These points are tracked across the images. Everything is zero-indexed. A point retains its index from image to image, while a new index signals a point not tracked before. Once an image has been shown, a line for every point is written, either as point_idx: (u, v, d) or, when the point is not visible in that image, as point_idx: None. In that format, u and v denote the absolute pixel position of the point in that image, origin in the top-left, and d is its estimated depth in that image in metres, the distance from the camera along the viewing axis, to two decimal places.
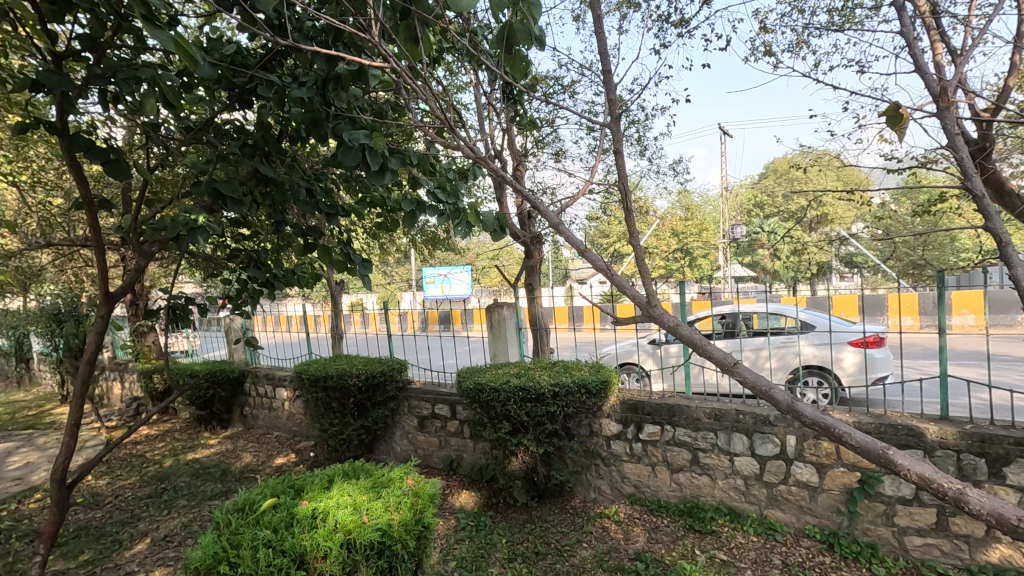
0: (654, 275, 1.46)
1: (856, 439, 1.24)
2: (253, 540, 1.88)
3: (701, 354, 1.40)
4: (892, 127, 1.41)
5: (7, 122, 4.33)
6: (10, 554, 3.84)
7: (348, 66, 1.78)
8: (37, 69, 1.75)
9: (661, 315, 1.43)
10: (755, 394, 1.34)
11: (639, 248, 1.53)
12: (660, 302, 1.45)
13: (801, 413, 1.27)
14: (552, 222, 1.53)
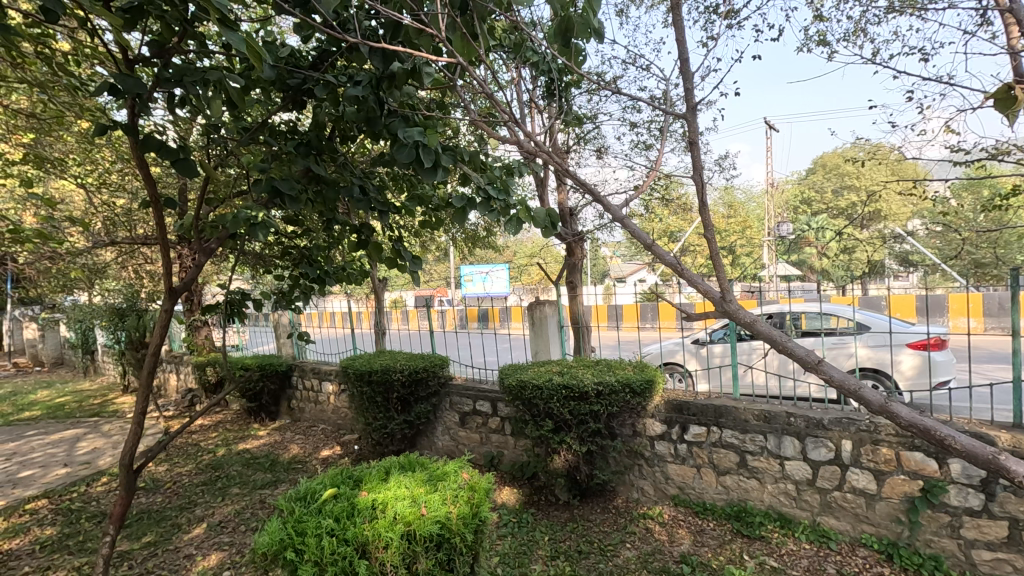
0: (729, 271, 1.47)
1: (961, 443, 1.25)
2: (317, 528, 1.95)
3: (780, 350, 1.39)
4: (1002, 109, 1.27)
5: (77, 128, 4.61)
6: (81, 534, 4.08)
7: (403, 65, 1.80)
8: (114, 74, 1.83)
9: (737, 311, 1.45)
10: (842, 394, 1.33)
11: (713, 245, 1.53)
12: (736, 298, 1.47)
13: (897, 413, 1.28)
14: (622, 219, 1.53)
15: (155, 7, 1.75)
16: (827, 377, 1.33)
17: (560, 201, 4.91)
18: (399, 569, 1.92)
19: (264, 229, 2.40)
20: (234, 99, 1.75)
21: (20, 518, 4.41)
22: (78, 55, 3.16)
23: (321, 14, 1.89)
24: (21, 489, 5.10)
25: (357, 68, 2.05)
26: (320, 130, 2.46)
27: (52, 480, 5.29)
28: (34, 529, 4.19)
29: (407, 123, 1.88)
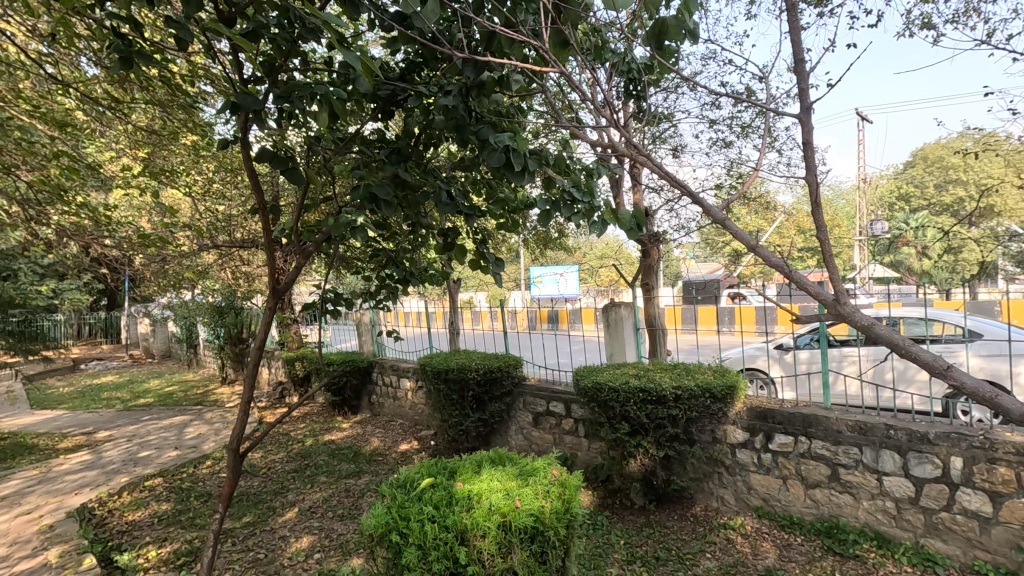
0: (843, 274, 1.52)
1: None
2: (419, 514, 2.07)
3: (906, 357, 1.47)
4: None
5: (187, 142, 5.08)
6: (191, 510, 4.50)
7: (493, 75, 1.86)
8: (234, 92, 2.00)
9: (850, 313, 1.51)
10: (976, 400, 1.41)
11: (827, 250, 1.60)
12: (849, 300, 1.51)
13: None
14: (724, 223, 1.61)
15: (270, 30, 1.91)
16: (959, 384, 1.43)
17: (636, 201, 4.86)
18: (495, 558, 2.00)
19: (364, 233, 2.56)
20: (341, 112, 1.87)
21: (141, 494, 4.92)
22: (193, 75, 3.48)
23: (417, 30, 1.98)
24: (140, 467, 5.69)
25: (447, 78, 2.14)
26: (408, 137, 2.57)
27: (165, 461, 5.86)
28: (153, 504, 4.67)
29: (496, 131, 1.94)
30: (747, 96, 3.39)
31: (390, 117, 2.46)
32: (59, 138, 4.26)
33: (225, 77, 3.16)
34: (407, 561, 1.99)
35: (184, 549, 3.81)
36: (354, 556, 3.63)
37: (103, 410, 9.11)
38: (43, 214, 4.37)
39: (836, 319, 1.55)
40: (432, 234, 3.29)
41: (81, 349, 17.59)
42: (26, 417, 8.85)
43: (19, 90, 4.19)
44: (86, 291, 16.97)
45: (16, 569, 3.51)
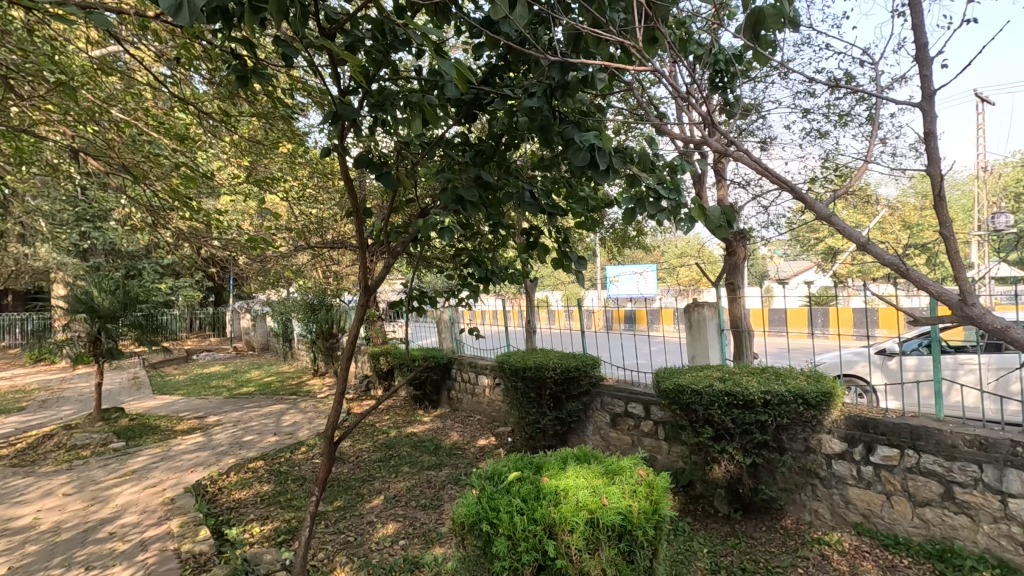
0: (969, 272, 1.41)
1: None
2: (508, 505, 2.13)
3: None
4: None
5: (285, 150, 5.49)
6: (289, 492, 4.86)
7: (579, 75, 1.87)
8: (334, 103, 2.14)
9: (979, 314, 1.39)
10: None
11: (950, 244, 1.48)
12: (978, 299, 1.39)
13: None
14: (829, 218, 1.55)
15: (366, 44, 2.02)
16: None
17: (720, 198, 4.68)
18: (582, 554, 2.01)
19: (450, 233, 2.65)
20: (432, 119, 1.95)
21: (245, 474, 5.38)
22: (293, 88, 3.75)
23: (505, 35, 2.02)
24: (245, 450, 6.21)
25: (532, 80, 2.17)
26: (491, 139, 2.62)
27: (266, 445, 6.36)
28: (256, 484, 5.08)
29: (581, 130, 1.95)
30: (846, 81, 3.16)
31: (474, 121, 2.53)
32: (180, 151, 4.74)
33: (321, 89, 3.38)
34: (497, 550, 2.05)
35: (283, 528, 4.12)
36: (436, 545, 3.78)
37: (212, 397, 10.02)
38: (167, 220, 4.89)
39: (962, 321, 1.42)
40: (512, 234, 3.36)
41: (194, 341, 19.43)
42: (150, 401, 9.92)
43: (147, 110, 4.70)
44: (198, 288, 18.74)
45: (145, 535, 3.96)
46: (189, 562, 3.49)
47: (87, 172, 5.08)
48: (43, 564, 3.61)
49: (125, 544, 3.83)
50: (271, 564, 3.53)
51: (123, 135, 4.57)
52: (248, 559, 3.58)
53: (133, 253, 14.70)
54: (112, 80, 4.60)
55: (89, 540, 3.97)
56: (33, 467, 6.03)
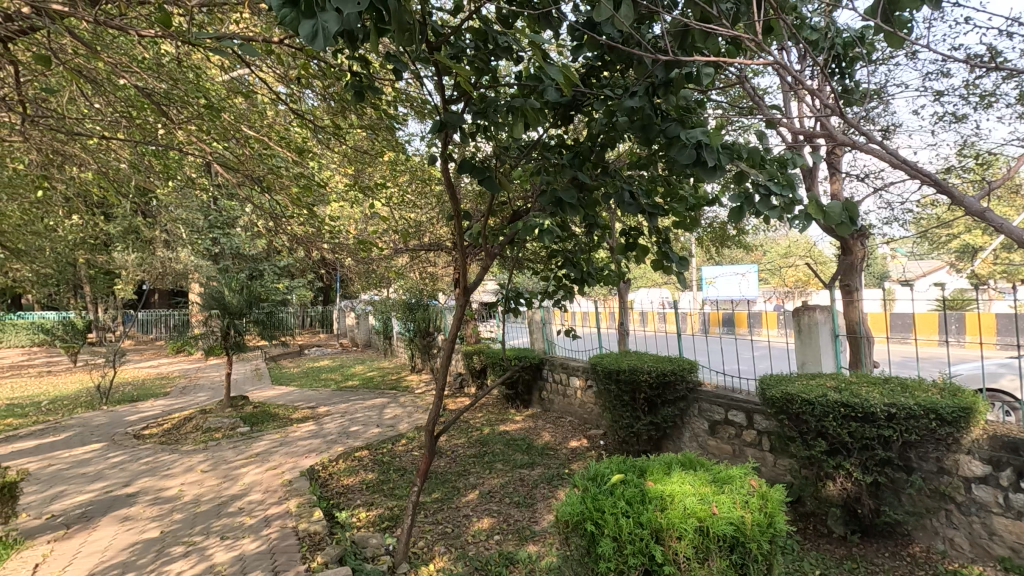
0: None
1: None
2: (613, 507, 2.12)
3: None
4: None
5: (388, 157, 5.81)
6: (391, 481, 5.14)
7: (683, 71, 1.83)
8: (442, 112, 2.25)
9: None
10: None
11: None
12: None
13: None
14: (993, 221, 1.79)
15: (468, 53, 2.10)
16: None
17: (834, 192, 4.32)
18: (691, 562, 1.97)
19: (549, 235, 2.67)
20: (535, 122, 1.99)
21: (352, 462, 5.77)
22: (397, 100, 3.96)
23: (607, 35, 2.02)
24: (352, 439, 6.66)
25: (632, 78, 2.14)
26: (590, 140, 2.60)
27: (371, 436, 6.77)
28: (361, 472, 5.43)
29: (684, 127, 1.89)
30: (995, 54, 2.79)
31: (570, 122, 2.53)
32: (297, 163, 5.17)
33: (422, 100, 3.53)
34: (603, 550, 2.06)
35: (387, 514, 4.36)
36: (530, 542, 3.83)
37: (322, 389, 10.85)
38: (287, 226, 5.36)
39: None
40: (607, 235, 3.32)
41: (306, 337, 21.17)
42: (269, 391, 10.93)
43: (270, 126, 5.17)
44: (309, 288, 20.34)
45: (268, 512, 4.36)
46: (305, 540, 3.81)
47: (221, 185, 5.69)
48: (187, 531, 4.11)
49: (252, 519, 4.25)
50: (376, 548, 3.77)
51: (251, 150, 5.06)
52: (356, 541, 3.83)
53: (255, 257, 16.24)
54: (241, 101, 5.10)
55: (223, 513, 4.44)
56: (178, 445, 6.86)
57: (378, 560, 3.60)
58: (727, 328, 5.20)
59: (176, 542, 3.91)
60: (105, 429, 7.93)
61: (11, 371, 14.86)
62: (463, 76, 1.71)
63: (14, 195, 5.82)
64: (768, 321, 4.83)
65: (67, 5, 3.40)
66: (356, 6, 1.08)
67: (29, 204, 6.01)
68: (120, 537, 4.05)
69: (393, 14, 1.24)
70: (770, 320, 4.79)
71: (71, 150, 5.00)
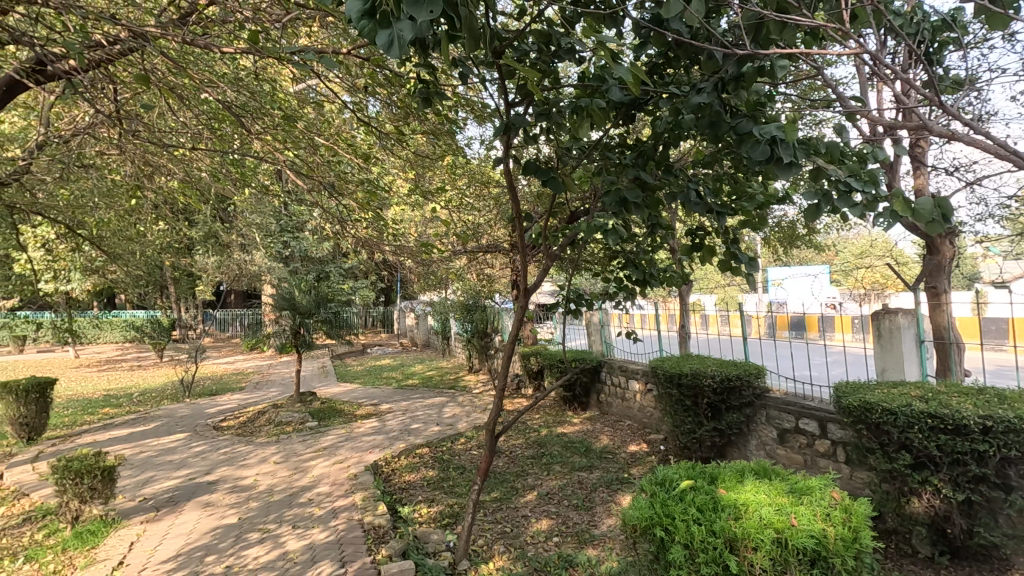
0: None
1: None
2: (685, 514, 2.16)
3: None
4: None
5: (448, 161, 5.94)
6: (451, 479, 5.24)
7: (755, 65, 1.76)
8: (507, 115, 2.27)
9: None
10: None
11: None
12: None
13: None
14: None
15: (531, 56, 2.14)
16: None
17: (919, 187, 4.03)
18: (768, 573, 1.97)
19: (612, 236, 2.64)
20: (599, 122, 1.98)
21: (413, 459, 5.92)
22: (457, 105, 4.02)
23: (674, 32, 1.99)
24: (413, 437, 6.83)
25: (699, 74, 2.09)
26: (653, 139, 2.54)
27: (431, 434, 6.92)
28: (422, 469, 5.55)
29: (756, 123, 1.83)
30: None
31: (632, 121, 2.51)
32: (362, 169, 5.36)
33: (482, 103, 3.58)
34: (674, 557, 2.08)
35: (447, 512, 4.44)
36: (589, 546, 3.80)
37: (384, 387, 11.19)
38: (352, 229, 5.57)
39: None
40: (670, 235, 3.24)
41: (368, 336, 21.91)
42: (335, 388, 11.39)
43: (337, 134, 5.39)
44: (371, 289, 21.04)
45: (336, 504, 4.55)
46: (370, 533, 3.94)
47: (292, 190, 5.98)
48: (262, 518, 4.34)
49: (321, 510, 4.44)
50: (438, 544, 3.85)
51: (321, 157, 5.30)
52: (418, 536, 3.93)
53: (321, 259, 16.97)
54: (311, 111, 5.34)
55: (294, 503, 4.67)
56: (252, 437, 7.26)
57: (440, 556, 3.67)
58: (797, 332, 4.91)
59: (252, 529, 4.15)
60: (188, 420, 8.51)
61: (108, 365, 16.21)
62: (530, 79, 1.73)
63: (112, 203, 6.36)
64: (841, 324, 4.56)
65: (158, 26, 3.68)
66: (431, 14, 1.10)
67: (124, 211, 6.55)
68: (202, 522, 4.34)
69: (463, 20, 1.26)
70: (844, 323, 4.52)
71: (161, 161, 5.41)
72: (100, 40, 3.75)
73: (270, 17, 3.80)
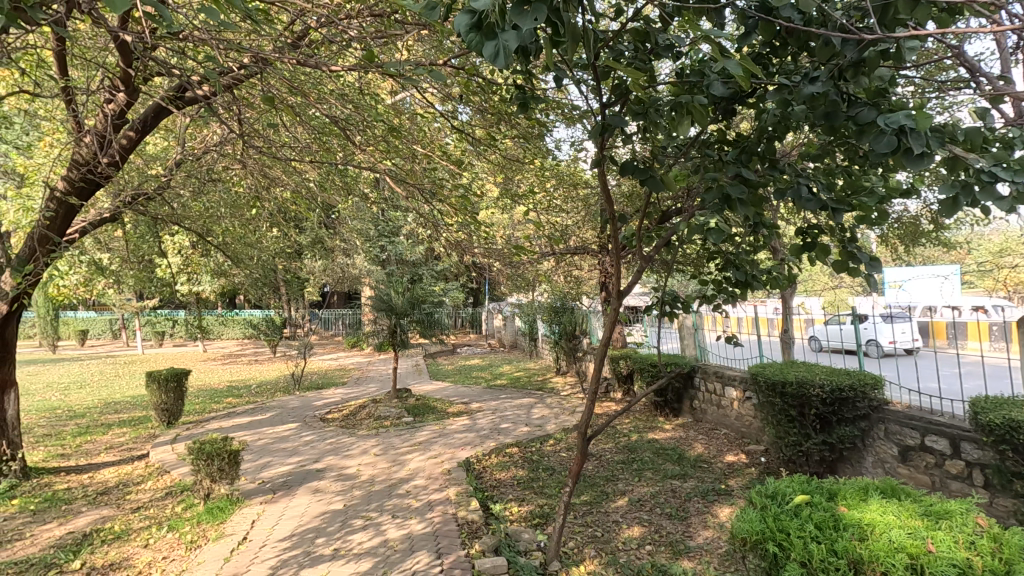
0: None
1: None
2: (801, 531, 2.06)
3: None
4: None
5: (537, 165, 6.02)
6: (541, 479, 5.26)
7: (877, 47, 1.64)
8: (604, 114, 2.26)
9: None
10: None
11: None
12: None
13: None
14: None
15: (627, 55, 2.15)
16: None
17: None
18: None
19: (713, 237, 2.53)
20: (701, 119, 1.92)
21: (504, 458, 6.03)
22: (547, 108, 4.03)
23: (784, 20, 1.89)
24: (503, 436, 6.95)
25: (810, 62, 1.97)
26: (757, 133, 2.41)
27: (520, 434, 7.00)
28: (513, 468, 5.64)
29: (880, 112, 1.69)
30: None
31: (733, 116, 2.40)
32: (455, 175, 5.55)
33: (572, 105, 3.56)
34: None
35: (537, 512, 4.47)
36: (685, 558, 3.67)
37: (474, 386, 11.48)
38: (446, 233, 5.77)
39: None
40: (774, 235, 3.06)
41: (458, 337, 22.60)
42: (428, 386, 11.85)
43: (432, 143, 5.62)
44: (461, 291, 21.68)
45: (431, 497, 4.74)
46: (464, 527, 4.07)
47: (390, 197, 6.29)
48: (365, 507, 4.62)
49: (418, 502, 4.65)
50: (529, 543, 3.88)
51: (417, 164, 5.56)
52: (510, 534, 4.00)
53: (415, 262, 17.73)
54: (407, 121, 5.61)
55: (393, 494, 4.92)
56: (354, 429, 7.73)
57: (531, 555, 3.70)
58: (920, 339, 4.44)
59: (357, 515, 4.43)
60: (299, 411, 9.24)
61: (230, 359, 17.96)
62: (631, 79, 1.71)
63: (236, 213, 7.06)
64: (976, 332, 4.04)
65: (277, 51, 4.03)
66: (535, 21, 1.15)
67: (246, 220, 7.25)
68: (312, 506, 4.69)
69: (566, 26, 1.28)
70: (979, 331, 4.01)
71: (277, 174, 5.92)
72: (230, 68, 4.18)
73: (373, 35, 4.05)
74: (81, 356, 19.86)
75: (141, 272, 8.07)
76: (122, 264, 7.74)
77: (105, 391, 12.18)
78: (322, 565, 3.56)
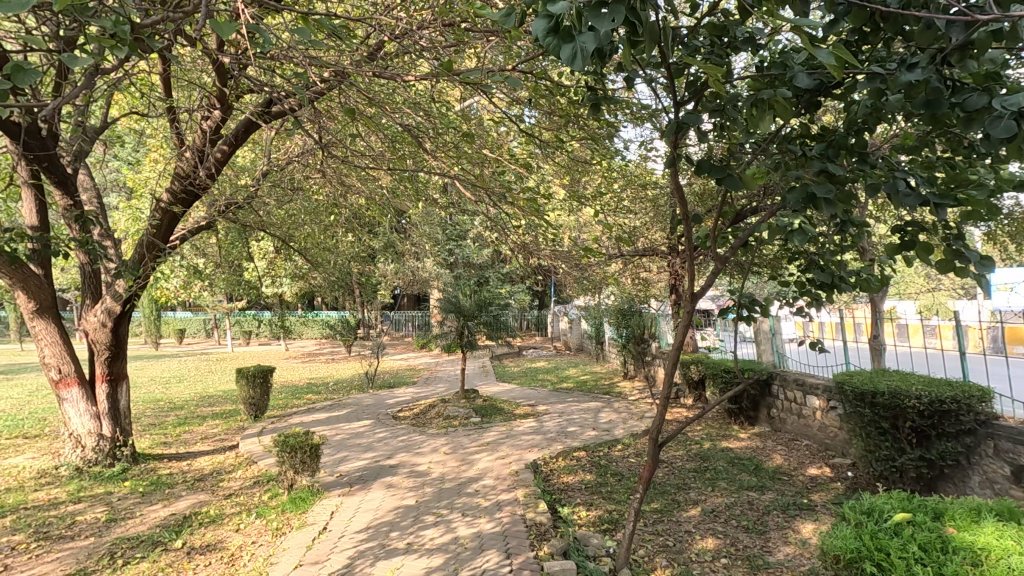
0: None
1: None
2: (903, 551, 1.92)
3: None
4: None
5: (605, 166, 5.95)
6: (609, 485, 5.19)
7: (989, 27, 1.49)
8: (679, 112, 2.19)
9: None
10: None
11: None
12: None
13: None
14: None
15: (704, 51, 2.08)
16: None
17: None
18: None
19: (796, 238, 2.39)
20: (785, 113, 1.82)
21: (571, 461, 6.00)
22: (616, 108, 3.98)
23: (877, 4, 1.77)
24: (570, 439, 6.91)
25: (909, 47, 1.83)
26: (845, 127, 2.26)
27: (587, 438, 6.93)
28: (580, 472, 5.60)
29: (994, 97, 1.54)
30: None
31: (817, 109, 2.27)
32: (523, 178, 5.59)
33: (641, 104, 3.50)
34: None
35: (607, 517, 4.42)
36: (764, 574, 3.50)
37: (540, 389, 11.50)
38: (513, 236, 5.83)
39: None
40: (863, 234, 2.87)
41: (523, 339, 22.72)
42: (495, 387, 12.00)
43: (499, 147, 5.70)
44: (526, 294, 21.80)
45: (500, 497, 4.79)
46: (533, 528, 4.08)
47: (458, 201, 6.44)
48: (436, 503, 4.74)
49: (487, 502, 4.71)
50: (598, 548, 3.84)
51: (485, 169, 5.66)
52: (578, 538, 3.97)
53: (482, 265, 17.99)
54: (476, 127, 5.72)
55: (463, 492, 5.01)
56: (424, 428, 7.95)
57: (600, 560, 3.66)
58: None
59: (428, 512, 4.55)
60: (372, 409, 9.62)
61: (309, 357, 18.98)
62: (710, 75, 1.66)
63: (315, 219, 7.46)
64: None
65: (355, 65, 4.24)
66: (613, 23, 1.15)
67: (324, 225, 7.64)
68: (386, 501, 4.87)
69: (644, 25, 1.26)
70: None
71: (354, 182, 6.21)
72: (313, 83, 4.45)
73: (444, 44, 4.16)
74: (180, 352, 21.62)
75: (231, 275, 8.69)
76: (216, 268, 8.37)
77: (200, 385, 13.20)
78: (396, 558, 3.68)
